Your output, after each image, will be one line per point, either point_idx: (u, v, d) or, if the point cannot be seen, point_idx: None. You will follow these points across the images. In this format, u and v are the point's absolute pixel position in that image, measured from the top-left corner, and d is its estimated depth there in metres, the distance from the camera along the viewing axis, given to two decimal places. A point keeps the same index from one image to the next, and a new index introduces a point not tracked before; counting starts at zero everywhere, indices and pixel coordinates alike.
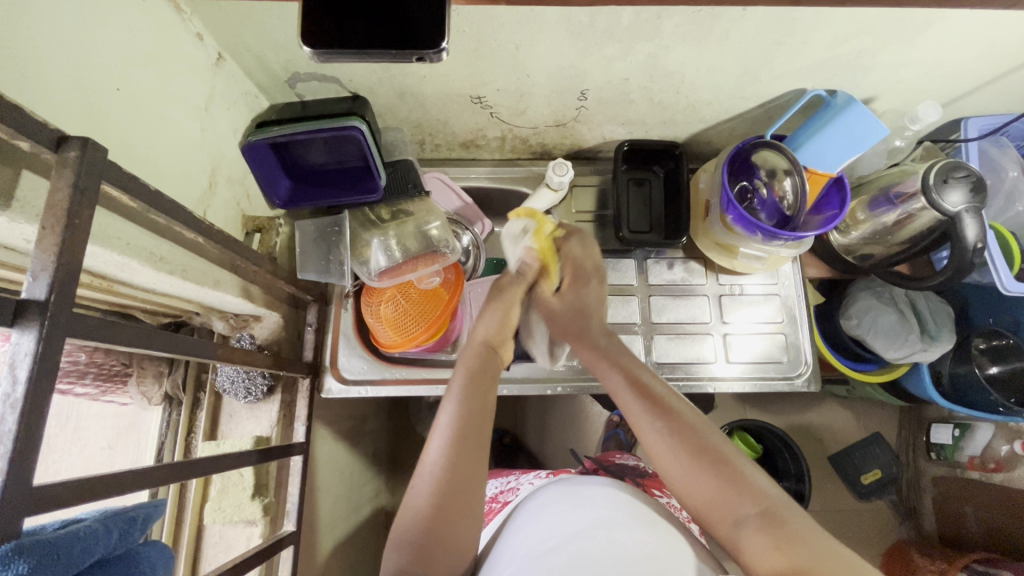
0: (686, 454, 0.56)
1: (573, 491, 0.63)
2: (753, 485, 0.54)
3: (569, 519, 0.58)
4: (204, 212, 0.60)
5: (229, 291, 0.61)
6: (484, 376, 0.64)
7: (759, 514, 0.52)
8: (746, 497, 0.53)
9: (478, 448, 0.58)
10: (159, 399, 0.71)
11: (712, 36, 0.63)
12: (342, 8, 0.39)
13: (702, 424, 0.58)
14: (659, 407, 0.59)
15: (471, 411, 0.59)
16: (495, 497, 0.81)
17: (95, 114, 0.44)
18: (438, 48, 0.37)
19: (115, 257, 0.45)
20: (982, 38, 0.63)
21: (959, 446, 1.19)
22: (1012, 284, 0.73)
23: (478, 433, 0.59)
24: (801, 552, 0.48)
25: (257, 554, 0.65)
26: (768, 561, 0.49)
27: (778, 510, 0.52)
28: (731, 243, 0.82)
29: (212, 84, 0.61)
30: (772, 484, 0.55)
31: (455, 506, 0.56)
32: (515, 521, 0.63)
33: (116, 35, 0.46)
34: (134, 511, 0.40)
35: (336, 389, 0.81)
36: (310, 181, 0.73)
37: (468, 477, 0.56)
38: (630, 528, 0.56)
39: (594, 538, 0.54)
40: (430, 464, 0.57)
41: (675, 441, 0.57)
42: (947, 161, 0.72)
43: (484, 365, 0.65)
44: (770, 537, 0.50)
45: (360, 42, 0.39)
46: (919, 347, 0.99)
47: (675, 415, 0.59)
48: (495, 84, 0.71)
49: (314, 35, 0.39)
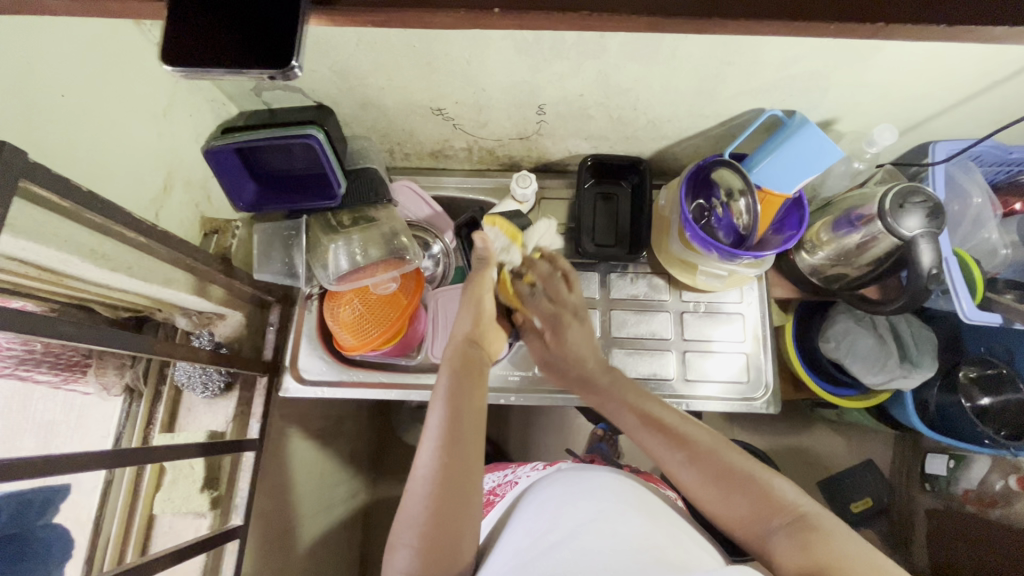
0: (705, 481, 0.56)
1: (573, 484, 0.61)
2: (778, 497, 0.53)
3: (569, 512, 0.55)
4: (156, 213, 0.63)
5: (181, 288, 0.64)
6: (471, 371, 0.64)
7: (790, 525, 0.51)
8: (772, 511, 0.52)
9: (473, 443, 0.57)
10: (119, 390, 0.74)
11: (659, 55, 0.63)
12: (226, 9, 0.39)
13: (719, 446, 0.59)
14: (671, 443, 0.60)
15: (463, 407, 0.59)
16: (495, 490, 0.80)
17: (36, 119, 0.47)
18: (287, 69, 0.39)
19: (53, 252, 0.48)
20: (934, 65, 0.62)
21: (955, 478, 1.16)
22: (973, 313, 0.70)
23: (469, 424, 0.58)
24: (831, 556, 0.47)
25: (197, 544, 0.68)
26: (797, 568, 0.48)
27: (807, 516, 0.51)
28: (692, 260, 0.82)
29: (172, 91, 0.64)
30: (797, 491, 0.54)
31: (453, 500, 0.54)
32: (518, 515, 0.61)
33: (63, 43, 0.49)
34: None
35: (294, 388, 0.83)
36: (274, 187, 0.76)
37: (466, 465, 0.56)
38: (634, 520, 0.53)
39: (593, 529, 0.51)
40: (422, 466, 0.56)
41: (692, 472, 0.57)
42: (906, 185, 0.71)
43: (470, 359, 0.66)
44: (797, 541, 0.49)
45: (238, 61, 0.39)
46: (898, 373, 0.95)
47: (692, 444, 0.59)
48: (453, 97, 0.73)
49: (208, 50, 0.39)
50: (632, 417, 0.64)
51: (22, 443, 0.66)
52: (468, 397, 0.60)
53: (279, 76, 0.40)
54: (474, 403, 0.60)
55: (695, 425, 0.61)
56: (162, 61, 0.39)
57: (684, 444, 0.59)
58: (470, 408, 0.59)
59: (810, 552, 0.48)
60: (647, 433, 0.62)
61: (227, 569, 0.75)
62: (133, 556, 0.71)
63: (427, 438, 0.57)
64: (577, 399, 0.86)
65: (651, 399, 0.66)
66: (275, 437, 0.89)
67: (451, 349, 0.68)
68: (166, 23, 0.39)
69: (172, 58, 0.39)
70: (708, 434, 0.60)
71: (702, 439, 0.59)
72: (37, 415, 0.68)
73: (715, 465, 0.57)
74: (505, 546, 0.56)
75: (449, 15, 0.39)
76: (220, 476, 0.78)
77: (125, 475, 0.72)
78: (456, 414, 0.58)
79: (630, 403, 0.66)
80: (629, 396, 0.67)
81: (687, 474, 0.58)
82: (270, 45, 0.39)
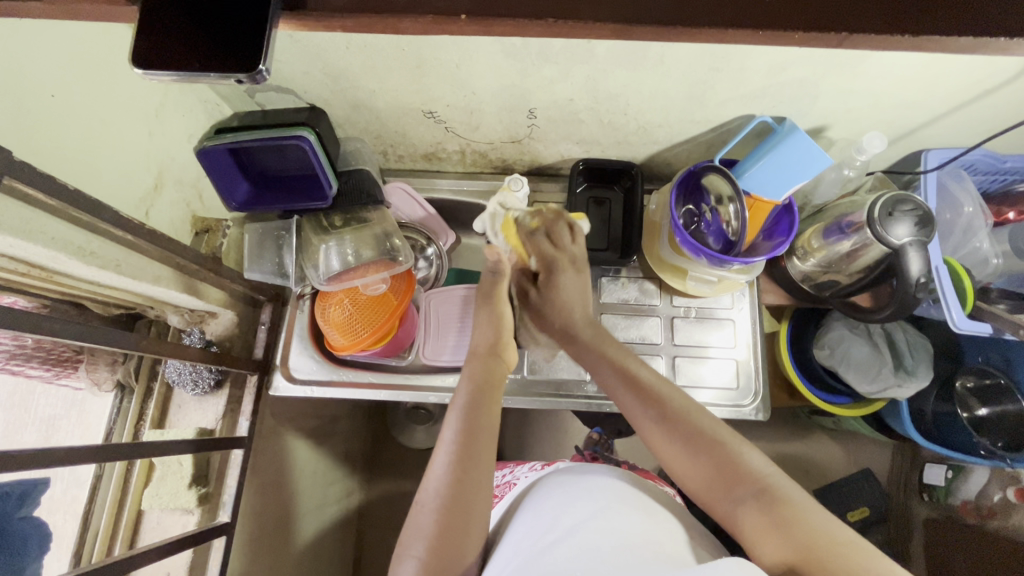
0: (675, 443, 0.58)
1: (571, 484, 0.61)
2: (746, 466, 0.54)
3: (568, 511, 0.55)
4: (145, 211, 0.64)
5: (170, 286, 0.65)
6: (490, 384, 0.65)
7: (758, 494, 0.52)
8: (739, 479, 0.53)
9: (486, 461, 0.58)
10: (110, 386, 0.75)
11: (646, 61, 0.63)
12: (204, 13, 0.40)
13: (692, 411, 0.60)
14: (646, 404, 0.61)
15: (480, 424, 0.60)
16: (494, 490, 0.79)
17: (24, 119, 0.48)
18: (255, 72, 0.40)
19: (41, 250, 0.49)
20: (922, 74, 0.62)
21: (953, 489, 1.15)
22: (963, 322, 0.70)
23: (483, 443, 0.59)
24: (798, 532, 0.48)
25: (183, 539, 0.68)
26: (763, 536, 0.49)
27: (773, 486, 0.52)
28: (681, 265, 0.82)
29: (163, 92, 0.65)
30: (767, 461, 0.55)
31: (463, 517, 0.54)
32: (517, 515, 0.61)
33: (49, 44, 0.50)
34: None
35: (283, 387, 0.83)
36: (267, 187, 0.76)
37: (477, 479, 0.56)
38: (632, 517, 0.54)
39: (592, 527, 0.51)
40: (434, 479, 0.56)
41: (663, 433, 0.59)
42: (895, 193, 0.70)
43: (490, 377, 0.67)
44: (765, 511, 0.50)
45: (217, 61, 0.40)
46: (892, 382, 0.93)
47: (666, 406, 0.60)
48: (444, 100, 0.73)
49: (192, 53, 0.40)
50: (611, 375, 0.66)
51: (23, 437, 0.68)
52: (487, 412, 0.61)
53: (247, 80, 0.41)
54: (490, 419, 0.61)
55: (670, 387, 0.62)
56: (132, 65, 0.40)
57: (660, 405, 0.60)
58: (487, 424, 0.60)
59: (781, 528, 0.49)
60: (624, 391, 0.64)
61: (213, 565, 0.75)
62: (121, 550, 0.72)
63: (440, 452, 0.58)
64: (566, 402, 0.86)
65: (632, 358, 0.67)
66: (267, 435, 0.89)
67: (472, 363, 0.69)
68: (138, 25, 0.40)
69: (140, 62, 0.40)
70: (682, 396, 0.61)
71: (676, 402, 0.60)
72: (39, 409, 0.71)
73: (687, 428, 0.58)
74: (505, 546, 0.56)
75: (417, 22, 0.40)
76: (208, 473, 0.79)
77: (115, 469, 0.73)
78: (470, 423, 0.59)
79: (610, 358, 0.68)
80: (609, 351, 0.69)
81: (659, 435, 0.59)
82: (242, 48, 0.40)
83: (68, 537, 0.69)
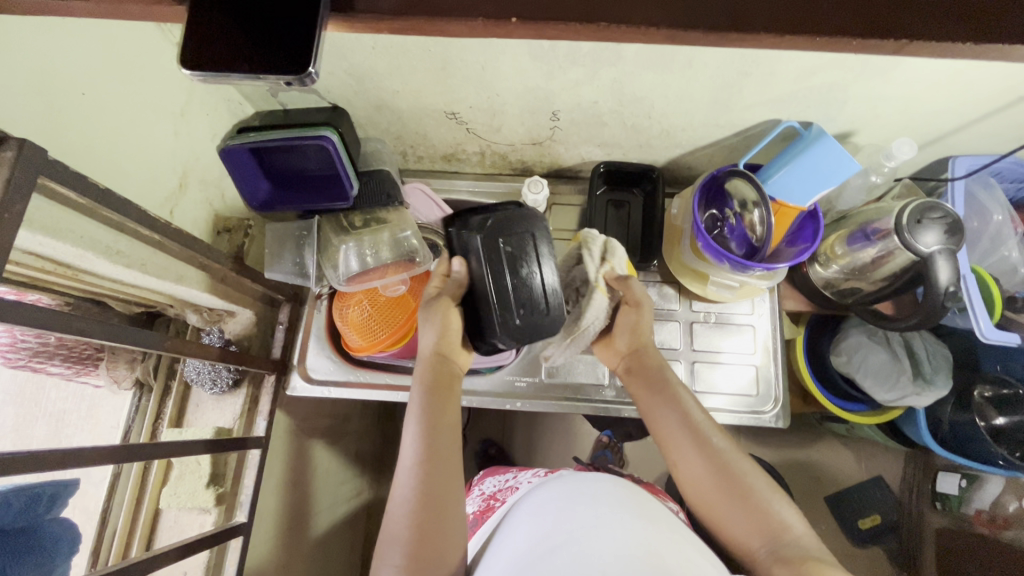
0: (717, 489, 0.57)
1: (572, 490, 0.60)
2: (779, 518, 0.54)
3: (570, 516, 0.54)
4: (170, 210, 0.65)
5: (192, 285, 0.65)
6: (444, 391, 0.63)
7: (787, 549, 0.52)
8: (774, 532, 0.53)
9: (452, 462, 0.58)
10: (129, 384, 0.76)
11: (676, 64, 0.62)
12: (242, 12, 0.40)
13: (733, 456, 0.58)
14: (691, 439, 0.59)
15: (438, 432, 0.59)
16: (495, 495, 0.79)
17: (54, 118, 0.48)
18: (305, 74, 0.40)
19: (69, 248, 0.49)
20: (956, 80, 0.61)
21: (965, 498, 1.12)
22: (991, 332, 0.69)
23: (444, 445, 0.59)
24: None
25: (203, 539, 0.68)
26: None
27: (806, 544, 0.52)
28: (703, 270, 0.81)
29: (189, 90, 0.65)
30: (797, 517, 0.55)
31: (436, 518, 0.54)
32: (517, 517, 0.60)
33: (83, 43, 0.50)
34: (40, 489, 0.49)
35: (300, 387, 0.83)
36: (288, 186, 0.76)
37: (444, 489, 0.56)
38: (634, 526, 0.52)
39: (593, 537, 0.50)
40: (403, 487, 0.56)
41: (708, 476, 0.57)
42: (924, 200, 0.69)
43: (443, 377, 0.64)
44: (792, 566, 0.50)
45: (256, 62, 0.40)
46: (911, 391, 0.91)
47: (709, 448, 0.58)
48: (467, 101, 0.73)
49: (240, 57, 0.40)
50: (660, 401, 0.63)
51: (33, 434, 0.71)
52: (444, 416, 0.61)
53: (296, 82, 0.41)
54: (449, 425, 0.60)
55: (715, 430, 0.60)
56: (181, 65, 0.40)
57: (703, 440, 0.59)
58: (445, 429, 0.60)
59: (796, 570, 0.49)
60: (670, 424, 0.61)
61: (228, 567, 0.75)
62: (138, 551, 0.72)
63: (404, 462, 0.58)
64: (584, 407, 0.85)
65: (688, 394, 0.63)
66: (280, 435, 0.89)
67: (421, 367, 0.65)
68: (183, 28, 0.40)
69: (192, 63, 0.40)
70: (727, 441, 0.60)
71: (722, 446, 0.59)
72: (50, 404, 0.74)
73: (731, 474, 0.57)
74: (501, 547, 0.56)
75: (467, 24, 0.39)
76: (225, 473, 0.79)
77: (133, 469, 0.74)
78: (430, 432, 0.59)
79: (661, 383, 0.65)
80: (660, 371, 0.66)
81: (702, 476, 0.58)
82: (287, 51, 0.40)
83: (87, 535, 0.69)
